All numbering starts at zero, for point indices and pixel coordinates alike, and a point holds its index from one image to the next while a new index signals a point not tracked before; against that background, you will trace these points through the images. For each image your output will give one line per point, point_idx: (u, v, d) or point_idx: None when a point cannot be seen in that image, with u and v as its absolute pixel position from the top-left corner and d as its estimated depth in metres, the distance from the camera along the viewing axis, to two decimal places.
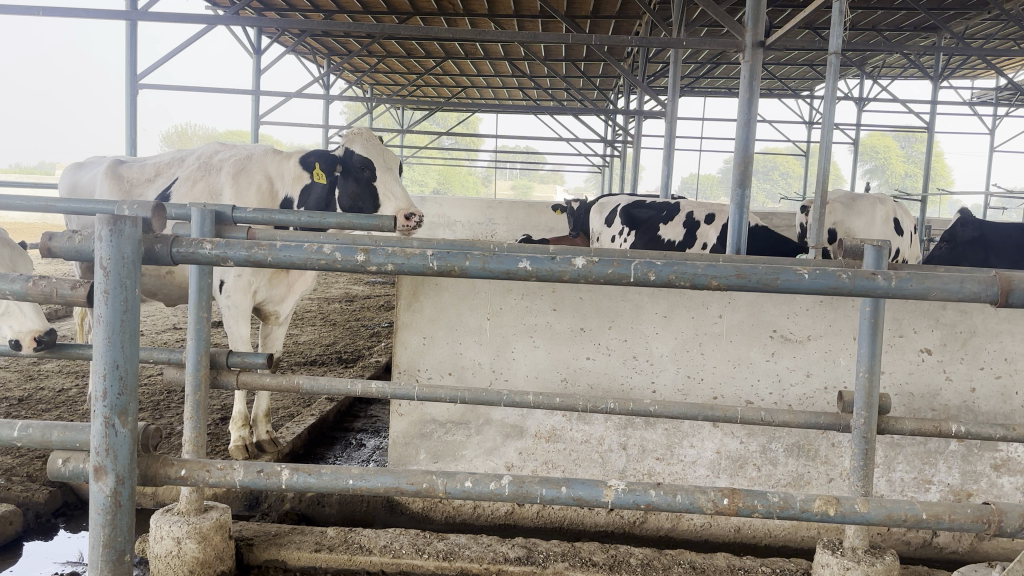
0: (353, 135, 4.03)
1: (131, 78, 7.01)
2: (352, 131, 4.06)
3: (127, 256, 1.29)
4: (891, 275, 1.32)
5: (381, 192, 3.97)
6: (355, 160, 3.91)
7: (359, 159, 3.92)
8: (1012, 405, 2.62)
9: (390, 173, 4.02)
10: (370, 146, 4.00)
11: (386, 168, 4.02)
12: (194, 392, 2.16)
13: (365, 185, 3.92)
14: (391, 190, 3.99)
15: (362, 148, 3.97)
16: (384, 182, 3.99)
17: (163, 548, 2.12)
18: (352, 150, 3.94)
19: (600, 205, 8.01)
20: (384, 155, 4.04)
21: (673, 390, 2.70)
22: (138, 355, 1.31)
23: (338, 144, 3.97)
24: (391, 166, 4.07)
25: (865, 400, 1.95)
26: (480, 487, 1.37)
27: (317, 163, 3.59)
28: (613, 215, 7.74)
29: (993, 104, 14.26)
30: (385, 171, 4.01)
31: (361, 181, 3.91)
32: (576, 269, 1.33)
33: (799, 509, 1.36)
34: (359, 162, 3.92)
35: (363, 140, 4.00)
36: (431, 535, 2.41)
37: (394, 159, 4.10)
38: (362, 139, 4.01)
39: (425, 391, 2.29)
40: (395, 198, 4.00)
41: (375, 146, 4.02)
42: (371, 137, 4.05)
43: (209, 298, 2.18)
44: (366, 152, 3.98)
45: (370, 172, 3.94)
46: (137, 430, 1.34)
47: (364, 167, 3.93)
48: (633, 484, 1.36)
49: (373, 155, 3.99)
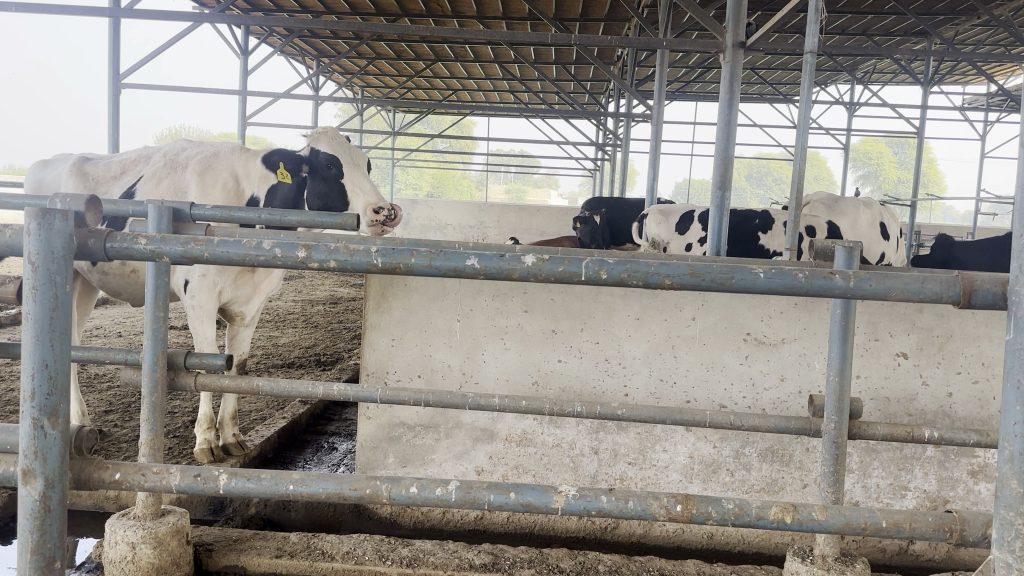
0: (318, 133, 3.98)
1: (112, 77, 6.94)
2: (316, 128, 4.02)
3: (58, 249, 1.24)
4: (850, 274, 1.28)
5: (348, 189, 3.94)
6: (321, 158, 3.87)
7: (325, 157, 3.88)
8: (989, 410, 2.58)
9: (357, 170, 4.00)
10: (336, 145, 3.96)
11: (353, 164, 3.99)
12: (151, 394, 2.10)
13: (333, 183, 3.89)
14: (359, 186, 3.97)
15: (329, 145, 3.93)
16: (351, 179, 3.95)
17: (117, 554, 2.06)
18: (318, 148, 3.90)
19: (663, 212, 8.05)
20: (350, 152, 4.01)
21: (645, 394, 2.65)
22: (69, 354, 1.26)
23: (304, 144, 3.92)
24: (357, 163, 4.04)
25: (835, 403, 1.91)
26: (427, 492, 1.32)
27: (282, 162, 3.56)
28: (685, 222, 7.92)
29: (984, 111, 14.31)
30: (351, 168, 3.98)
31: (328, 180, 3.87)
32: (525, 267, 1.28)
33: (754, 517, 1.31)
34: (325, 160, 3.88)
35: (328, 138, 3.96)
36: (396, 541, 2.36)
37: (360, 156, 4.08)
38: (328, 138, 3.97)
39: (389, 393, 2.23)
40: (364, 194, 3.98)
41: (341, 144, 3.99)
42: (337, 135, 4.02)
43: (166, 297, 2.13)
44: (333, 149, 3.94)
45: (337, 169, 3.91)
46: (69, 432, 1.29)
47: (331, 165, 3.89)
48: (585, 490, 1.32)
49: (339, 152, 3.96)
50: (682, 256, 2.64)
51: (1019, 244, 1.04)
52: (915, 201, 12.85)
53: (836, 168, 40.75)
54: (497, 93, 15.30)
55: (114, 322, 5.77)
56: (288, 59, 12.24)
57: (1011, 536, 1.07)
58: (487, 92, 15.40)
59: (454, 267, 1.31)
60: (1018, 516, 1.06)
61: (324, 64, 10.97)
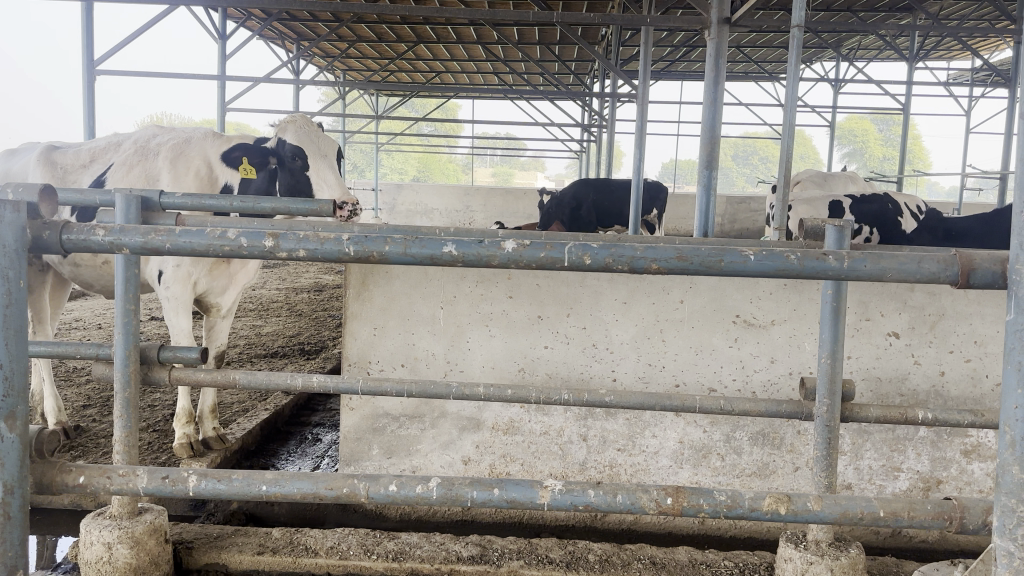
0: (285, 123, 3.90)
1: (87, 64, 6.79)
2: (283, 118, 3.94)
3: (10, 244, 1.17)
4: (843, 255, 1.21)
5: (313, 180, 3.84)
6: (287, 150, 3.78)
7: (290, 149, 3.79)
8: (981, 388, 2.55)
9: (323, 161, 3.90)
10: (303, 134, 3.87)
11: (319, 155, 3.90)
12: (124, 390, 2.01)
13: (298, 175, 3.82)
14: (324, 177, 3.87)
15: (295, 135, 3.83)
16: (315, 169, 3.85)
17: (93, 555, 1.99)
18: (284, 139, 3.81)
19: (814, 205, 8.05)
20: (317, 142, 3.91)
21: (634, 378, 2.60)
22: (27, 352, 1.19)
23: (271, 135, 3.83)
24: (324, 153, 3.94)
25: (827, 386, 1.85)
26: (406, 491, 1.26)
27: (245, 158, 3.45)
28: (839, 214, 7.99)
29: (969, 85, 14.20)
30: (317, 158, 3.88)
31: (294, 171, 3.79)
32: (505, 253, 1.22)
33: (747, 508, 1.26)
34: (291, 151, 3.79)
35: (296, 128, 3.87)
36: (381, 534, 2.31)
37: (328, 146, 3.98)
38: (295, 126, 3.88)
39: (371, 384, 2.17)
40: (328, 184, 3.87)
41: (309, 133, 3.90)
42: (305, 124, 3.93)
43: (136, 290, 2.03)
44: (298, 139, 3.85)
45: (302, 161, 3.82)
46: (28, 435, 1.22)
47: (296, 156, 3.80)
48: (571, 484, 1.26)
49: (305, 142, 3.87)
50: (669, 238, 2.59)
51: (1020, 220, 0.99)
52: (902, 178, 12.79)
53: (822, 146, 40.70)
54: (480, 75, 15.17)
55: (94, 315, 5.67)
56: (268, 44, 12.07)
57: (1014, 523, 1.02)
58: (471, 74, 15.28)
59: (431, 255, 1.25)
60: (1020, 503, 1.01)
61: (305, 48, 10.82)
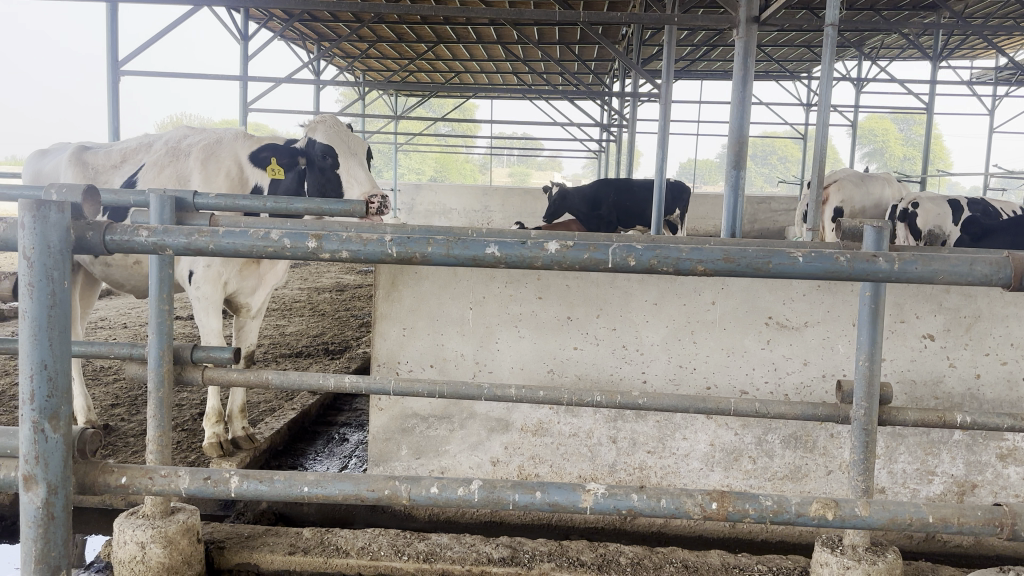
0: (315, 123, 3.91)
1: (113, 65, 6.85)
2: (314, 117, 3.96)
3: (55, 245, 1.17)
4: (894, 256, 1.19)
5: (344, 178, 3.84)
6: (317, 149, 3.80)
7: (320, 148, 3.80)
8: (1018, 391, 2.51)
9: (354, 159, 3.91)
10: (332, 134, 3.89)
11: (350, 154, 3.91)
12: (158, 390, 2.00)
13: (329, 174, 3.81)
14: (353, 173, 3.87)
15: (325, 135, 3.84)
16: (346, 167, 3.86)
17: (127, 554, 1.99)
18: (314, 139, 3.82)
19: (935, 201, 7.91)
20: (347, 142, 3.93)
21: (664, 380, 2.59)
22: (69, 352, 1.19)
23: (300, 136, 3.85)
24: (354, 152, 3.96)
25: (865, 388, 1.79)
26: (448, 494, 1.25)
27: (274, 158, 3.43)
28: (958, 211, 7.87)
29: (993, 84, 14.05)
30: (348, 157, 3.89)
31: (325, 170, 3.80)
32: (549, 254, 1.21)
33: (794, 514, 1.24)
34: (321, 150, 3.80)
35: (325, 127, 3.89)
36: (411, 535, 2.30)
37: (356, 143, 3.99)
38: (324, 127, 3.90)
39: (401, 385, 2.16)
40: (359, 180, 3.89)
41: (338, 133, 3.92)
42: (335, 124, 3.94)
43: (171, 290, 2.03)
44: (329, 139, 3.86)
45: (333, 160, 3.82)
46: (70, 435, 1.22)
47: (326, 155, 3.81)
48: (614, 488, 1.25)
49: (336, 142, 3.88)
50: (700, 238, 2.56)
51: None
52: (927, 178, 12.64)
53: (842, 146, 40.28)
54: (499, 75, 15.20)
55: (119, 314, 5.70)
56: (288, 44, 12.13)
57: None
58: (490, 74, 15.31)
59: (474, 256, 1.24)
60: None
61: (326, 48, 10.87)
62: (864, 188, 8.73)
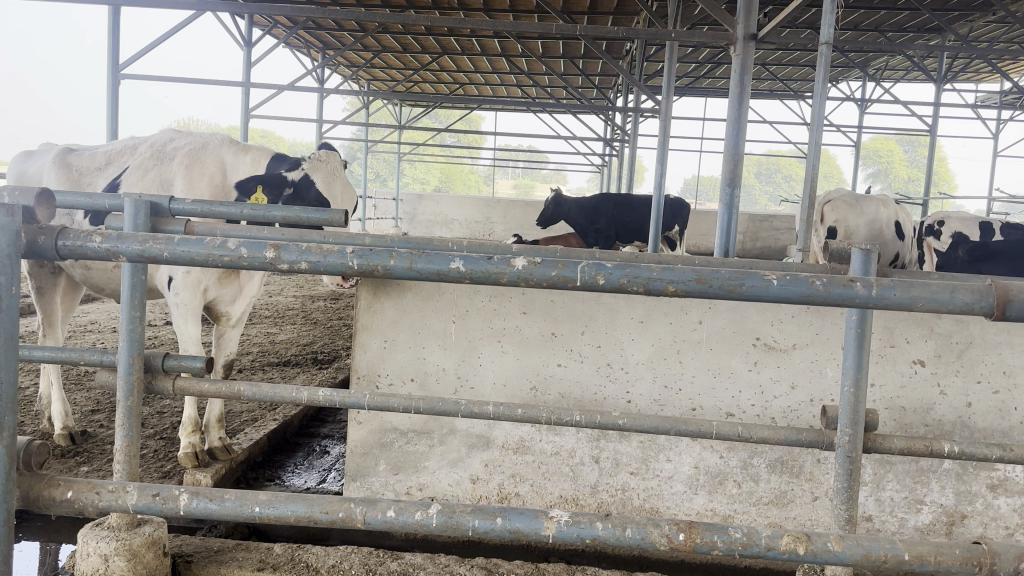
0: (317, 163, 3.76)
1: (113, 68, 6.84)
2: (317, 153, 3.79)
3: (3, 249, 1.13)
4: (872, 281, 1.16)
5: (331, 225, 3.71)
6: (310, 195, 3.67)
7: (314, 196, 3.68)
8: (1011, 421, 2.45)
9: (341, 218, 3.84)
10: (327, 184, 3.77)
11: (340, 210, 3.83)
12: (127, 399, 1.88)
13: None
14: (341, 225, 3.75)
15: (323, 182, 3.72)
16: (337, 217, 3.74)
17: (90, 566, 1.93)
18: (312, 180, 3.69)
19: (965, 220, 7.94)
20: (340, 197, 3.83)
21: (649, 401, 2.54)
22: (14, 361, 1.15)
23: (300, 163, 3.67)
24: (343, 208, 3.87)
25: (850, 415, 1.72)
26: (405, 517, 1.21)
27: (259, 187, 3.41)
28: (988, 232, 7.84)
29: (996, 108, 14.11)
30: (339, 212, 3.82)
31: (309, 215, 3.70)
32: (515, 270, 1.17)
33: (763, 547, 1.20)
34: (314, 199, 3.69)
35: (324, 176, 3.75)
36: (386, 554, 2.25)
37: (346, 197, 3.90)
38: (324, 172, 3.76)
39: (378, 399, 2.10)
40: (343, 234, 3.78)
41: (335, 184, 3.80)
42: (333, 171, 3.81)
43: (142, 296, 1.89)
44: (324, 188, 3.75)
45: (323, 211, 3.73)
46: (13, 447, 1.17)
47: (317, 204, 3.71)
48: (578, 515, 1.21)
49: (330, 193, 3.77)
50: (688, 256, 2.52)
51: None
52: (929, 200, 12.60)
53: (847, 166, 40.30)
54: (503, 87, 15.27)
55: (109, 318, 5.66)
56: (292, 52, 12.17)
57: None
58: (494, 86, 15.40)
59: (439, 270, 1.19)
60: None
61: (327, 56, 10.90)
62: (858, 208, 8.63)
